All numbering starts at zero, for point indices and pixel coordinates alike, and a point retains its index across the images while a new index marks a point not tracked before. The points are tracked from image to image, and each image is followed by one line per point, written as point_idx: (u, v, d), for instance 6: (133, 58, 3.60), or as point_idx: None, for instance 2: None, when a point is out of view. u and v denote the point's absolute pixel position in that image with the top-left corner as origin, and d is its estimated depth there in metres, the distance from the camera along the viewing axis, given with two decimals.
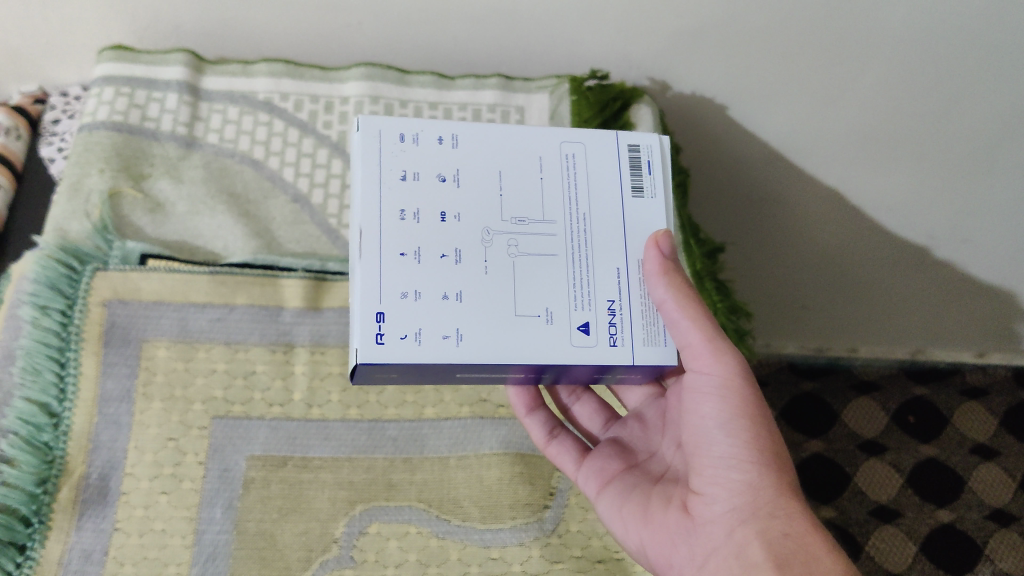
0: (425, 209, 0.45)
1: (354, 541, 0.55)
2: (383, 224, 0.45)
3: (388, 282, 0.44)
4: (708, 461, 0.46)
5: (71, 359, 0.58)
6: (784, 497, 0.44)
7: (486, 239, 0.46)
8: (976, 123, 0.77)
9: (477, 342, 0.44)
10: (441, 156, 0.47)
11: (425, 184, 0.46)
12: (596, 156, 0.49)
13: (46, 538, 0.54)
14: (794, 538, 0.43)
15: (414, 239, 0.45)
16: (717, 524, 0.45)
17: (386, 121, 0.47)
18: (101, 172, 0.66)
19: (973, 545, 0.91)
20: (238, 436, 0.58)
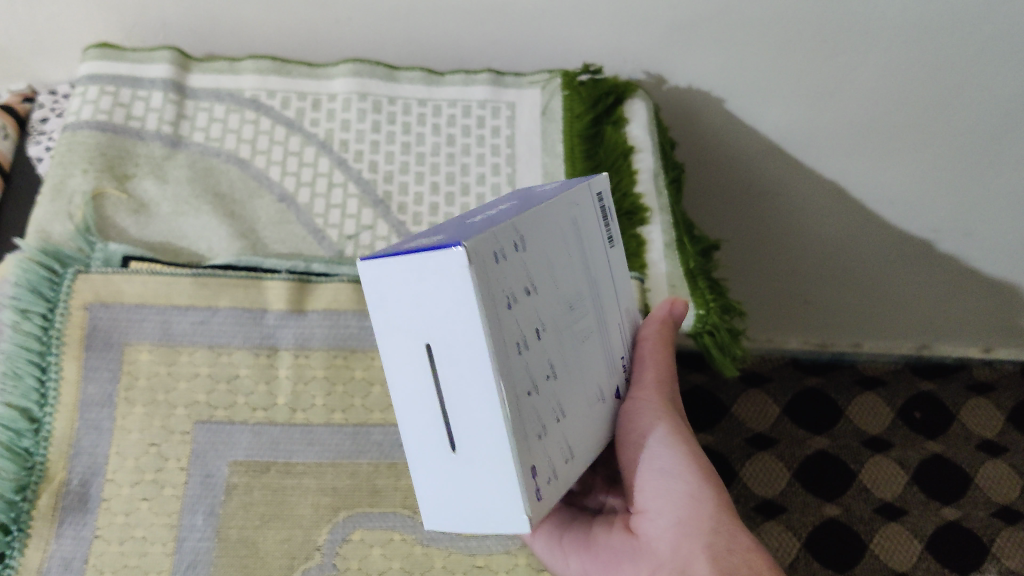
0: (528, 333, 0.37)
1: (337, 548, 0.55)
2: (511, 365, 0.35)
3: (529, 429, 0.36)
4: (648, 475, 0.45)
5: (52, 364, 0.58)
6: (725, 513, 0.44)
7: (559, 340, 0.40)
8: (979, 117, 0.75)
9: (580, 454, 0.41)
10: (519, 265, 0.37)
11: (520, 305, 0.36)
12: (587, 218, 0.42)
13: (25, 546, 0.54)
14: (738, 554, 0.42)
15: (529, 370, 0.37)
16: (662, 539, 0.44)
17: (480, 243, 0.34)
18: (84, 173, 0.65)
19: (979, 544, 0.87)
20: (221, 441, 0.57)
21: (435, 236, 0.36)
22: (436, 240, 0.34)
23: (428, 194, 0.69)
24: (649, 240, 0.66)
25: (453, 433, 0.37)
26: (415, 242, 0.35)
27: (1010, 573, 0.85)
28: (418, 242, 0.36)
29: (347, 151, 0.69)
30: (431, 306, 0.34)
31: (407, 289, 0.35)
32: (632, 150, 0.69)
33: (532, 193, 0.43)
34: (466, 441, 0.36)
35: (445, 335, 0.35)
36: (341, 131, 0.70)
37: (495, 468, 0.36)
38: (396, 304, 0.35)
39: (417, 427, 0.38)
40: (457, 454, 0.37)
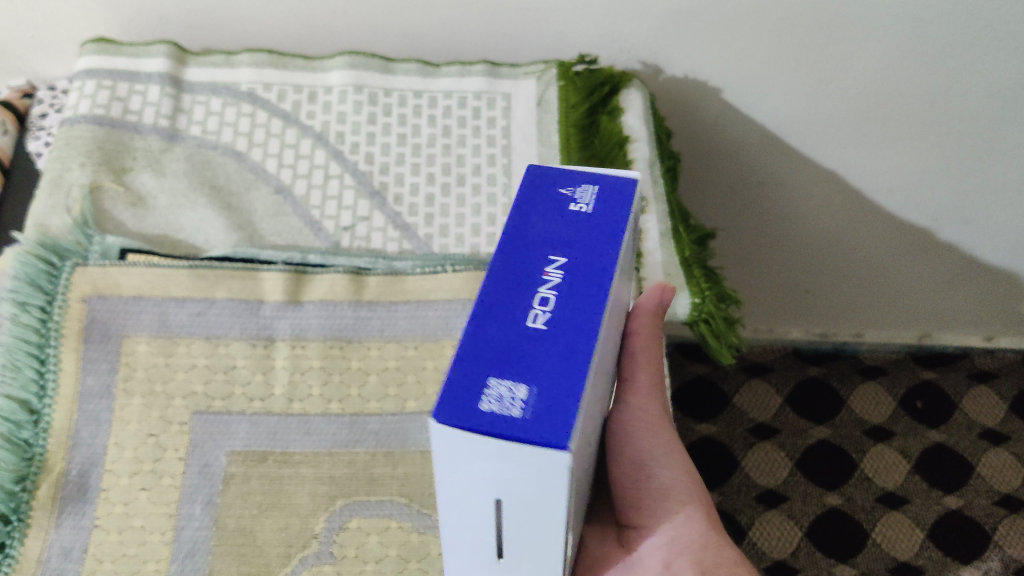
0: (582, 446, 0.34)
1: (334, 536, 0.54)
2: (572, 492, 0.33)
3: (568, 531, 0.36)
4: (645, 493, 0.47)
5: (51, 355, 0.58)
6: (713, 530, 0.47)
7: (592, 418, 0.37)
8: (978, 104, 0.75)
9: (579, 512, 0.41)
10: (587, 386, 0.32)
11: (584, 428, 0.33)
12: (623, 264, 0.38)
13: (25, 536, 0.54)
14: (724, 567, 0.45)
15: (577, 478, 0.35)
16: (653, 556, 0.46)
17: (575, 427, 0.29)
18: (82, 167, 0.65)
19: (982, 532, 0.87)
20: (219, 431, 0.57)
21: (507, 373, 0.30)
22: (525, 412, 0.29)
23: (424, 185, 0.69)
24: (645, 228, 0.66)
25: (505, 547, 0.35)
26: (484, 391, 0.29)
27: (1015, 560, 0.84)
28: (480, 370, 0.30)
29: (343, 143, 0.70)
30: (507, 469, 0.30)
31: (488, 459, 0.29)
32: (627, 139, 0.69)
33: (567, 212, 0.36)
34: (517, 551, 0.35)
35: (519, 494, 0.31)
36: (337, 123, 0.70)
37: (538, 565, 0.35)
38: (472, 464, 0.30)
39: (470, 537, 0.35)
40: (503, 561, 0.36)
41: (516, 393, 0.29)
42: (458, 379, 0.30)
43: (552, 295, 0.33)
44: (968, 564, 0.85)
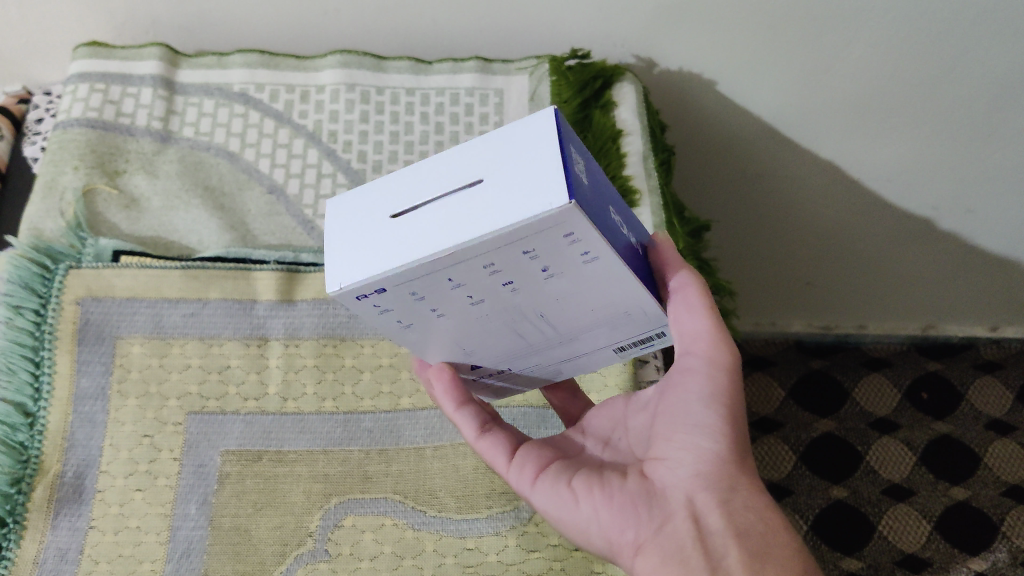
0: (497, 276, 0.35)
1: (329, 534, 0.54)
2: (466, 264, 0.33)
3: (444, 272, 0.34)
4: (683, 427, 0.41)
5: (46, 358, 0.59)
6: (743, 473, 0.40)
7: (478, 301, 0.37)
8: (976, 91, 0.74)
9: (443, 304, 0.37)
10: (566, 259, 0.34)
11: (504, 271, 0.35)
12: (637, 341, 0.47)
13: (21, 538, 0.54)
14: (754, 513, 0.39)
15: (472, 279, 0.35)
16: (678, 488, 0.40)
17: (589, 241, 0.33)
18: (75, 170, 0.66)
19: (988, 522, 0.88)
20: (214, 431, 0.57)
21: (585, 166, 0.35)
22: (581, 173, 0.33)
23: None
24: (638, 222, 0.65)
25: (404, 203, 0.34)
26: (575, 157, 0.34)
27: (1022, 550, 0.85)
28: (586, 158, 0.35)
29: (336, 142, 0.70)
30: (529, 164, 0.31)
31: (511, 141, 0.32)
32: (621, 133, 0.69)
33: None
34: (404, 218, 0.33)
35: (488, 168, 0.32)
36: (330, 122, 0.70)
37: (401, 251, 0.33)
38: (497, 138, 0.33)
39: (429, 178, 0.33)
40: (395, 220, 0.34)
41: (576, 164, 0.33)
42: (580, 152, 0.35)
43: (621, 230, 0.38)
44: (976, 555, 0.86)
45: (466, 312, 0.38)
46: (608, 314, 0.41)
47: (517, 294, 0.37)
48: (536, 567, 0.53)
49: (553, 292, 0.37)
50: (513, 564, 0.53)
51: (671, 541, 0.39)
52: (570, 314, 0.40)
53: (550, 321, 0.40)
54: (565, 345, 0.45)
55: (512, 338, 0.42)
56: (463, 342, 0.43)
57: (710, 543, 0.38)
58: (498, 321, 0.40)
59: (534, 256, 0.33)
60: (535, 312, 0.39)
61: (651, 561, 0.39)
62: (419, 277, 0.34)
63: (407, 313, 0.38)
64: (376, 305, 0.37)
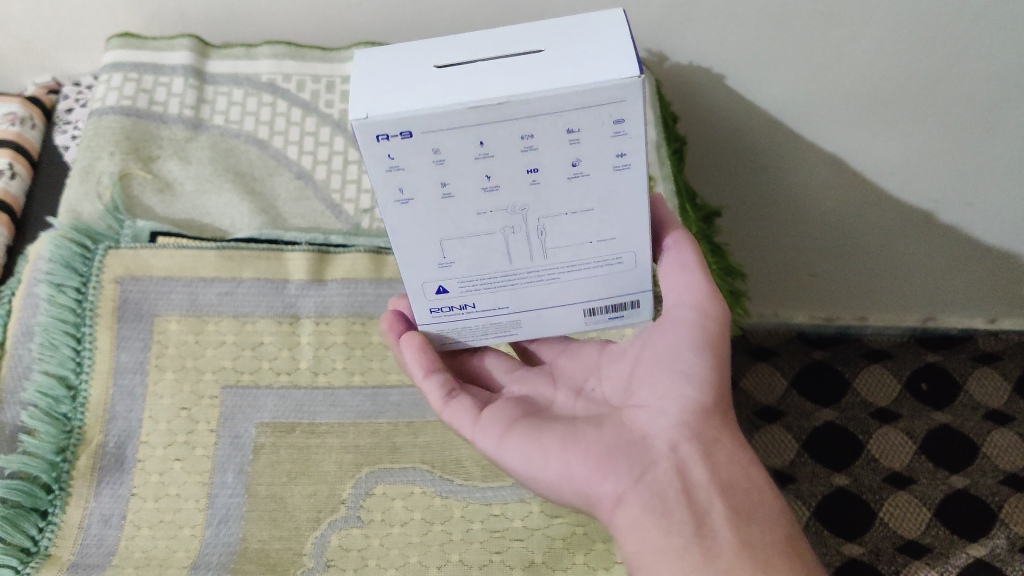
0: (527, 158, 0.41)
1: (360, 501, 0.57)
2: (513, 124, 0.39)
3: (488, 128, 0.39)
4: (668, 376, 0.47)
5: (87, 334, 0.61)
6: (723, 427, 0.46)
7: (488, 190, 0.42)
8: (977, 85, 0.77)
9: (458, 185, 0.42)
10: (598, 158, 0.41)
11: (534, 152, 0.41)
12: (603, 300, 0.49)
13: (66, 505, 0.56)
14: (735, 465, 0.45)
15: (500, 155, 0.40)
16: (664, 439, 0.46)
17: (627, 140, 0.41)
18: (111, 156, 0.68)
19: (986, 508, 0.84)
20: (248, 404, 0.60)
21: None
22: None
23: None
24: None
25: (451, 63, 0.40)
26: None
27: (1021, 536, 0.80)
28: None
29: None
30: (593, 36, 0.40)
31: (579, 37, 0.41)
32: None
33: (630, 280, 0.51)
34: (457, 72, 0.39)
35: (555, 49, 0.40)
36: None
37: (456, 88, 0.39)
38: (562, 34, 0.41)
39: (489, 50, 0.40)
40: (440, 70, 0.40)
41: None
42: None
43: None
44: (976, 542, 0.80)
45: (470, 208, 0.43)
46: (605, 256, 0.46)
47: (528, 191, 0.42)
48: (560, 531, 0.55)
49: (564, 196, 0.43)
50: (537, 529, 0.55)
51: (656, 489, 0.44)
52: (570, 239, 0.45)
53: (546, 228, 0.44)
54: (545, 279, 0.47)
55: (496, 247, 0.45)
56: (449, 267, 0.46)
57: (694, 492, 0.44)
58: (491, 227, 0.44)
59: (575, 137, 0.40)
60: (538, 226, 0.44)
61: (632, 509, 0.44)
62: (461, 126, 0.39)
63: (413, 186, 0.42)
64: (389, 160, 0.40)
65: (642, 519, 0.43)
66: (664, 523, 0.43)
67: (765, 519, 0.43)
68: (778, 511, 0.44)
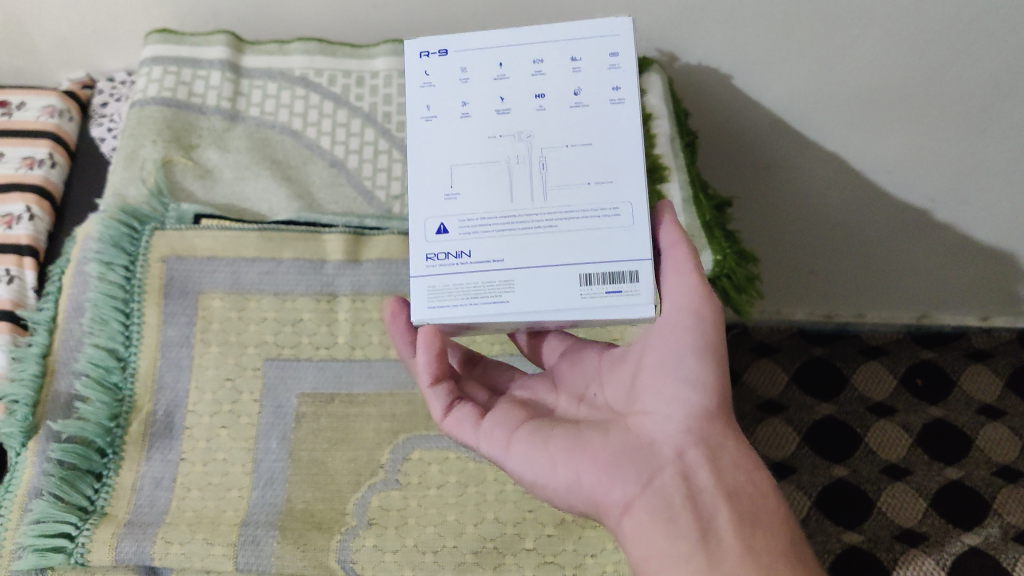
0: (537, 84, 0.49)
1: (398, 466, 0.60)
2: (525, 50, 0.49)
3: (508, 56, 0.49)
4: (671, 380, 0.47)
5: (135, 309, 0.64)
6: (729, 430, 0.46)
7: (501, 113, 0.49)
8: (970, 89, 0.81)
9: (476, 111, 0.49)
10: (599, 95, 0.49)
11: (543, 77, 0.49)
12: (602, 257, 0.47)
13: (120, 468, 0.60)
14: (741, 470, 0.45)
15: (511, 79, 0.49)
16: (668, 443, 0.46)
17: (626, 77, 0.49)
18: (153, 143, 0.71)
19: (981, 500, 0.81)
20: (290, 376, 0.63)
21: None
22: None
23: None
24: (668, 195, 0.71)
25: None
26: None
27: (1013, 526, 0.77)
28: None
29: (390, 122, 0.76)
30: None
31: None
32: (650, 117, 0.75)
33: None
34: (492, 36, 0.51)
35: None
36: (384, 104, 0.76)
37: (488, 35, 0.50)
38: None
39: None
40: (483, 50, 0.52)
41: None
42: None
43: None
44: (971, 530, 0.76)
45: (483, 132, 0.49)
46: (603, 202, 0.48)
47: (535, 117, 0.48)
48: None
49: (566, 129, 0.48)
50: None
51: (662, 496, 0.44)
52: (570, 177, 0.48)
53: (545, 158, 0.48)
54: (540, 219, 0.48)
55: (496, 171, 0.48)
56: (451, 200, 0.48)
57: (699, 498, 0.44)
58: (495, 154, 0.48)
59: (578, 64, 0.49)
60: (540, 157, 0.48)
61: (639, 517, 0.44)
62: (487, 48, 0.50)
63: (439, 104, 0.49)
64: (425, 75, 0.49)
65: (650, 527, 0.43)
66: (670, 530, 0.43)
67: (771, 527, 0.43)
68: (783, 518, 0.44)
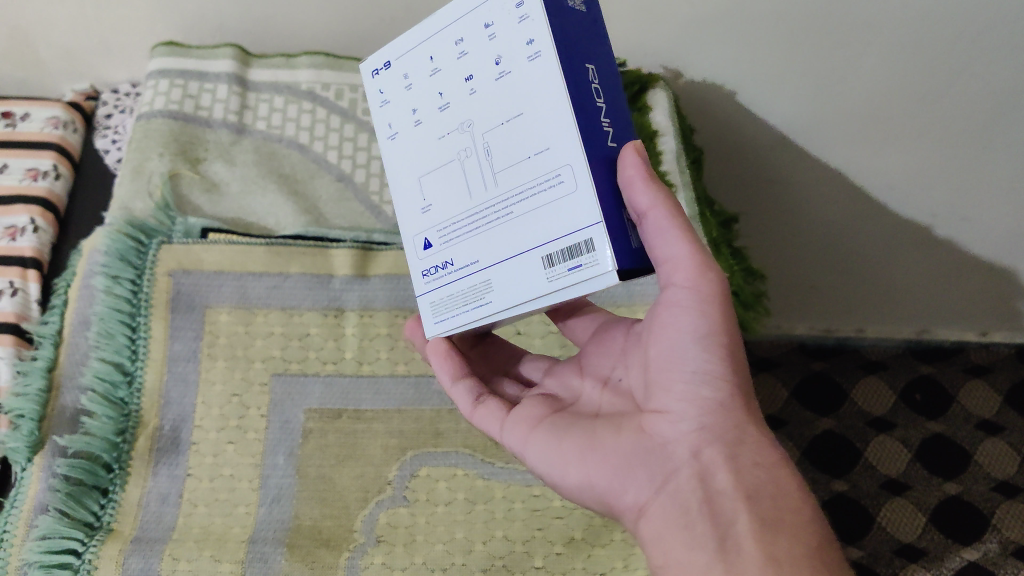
0: (463, 63, 0.44)
1: (406, 482, 0.60)
2: (444, 30, 0.45)
3: (433, 43, 0.45)
4: (678, 377, 0.43)
5: (142, 324, 0.64)
6: (750, 424, 0.43)
7: (444, 107, 0.45)
8: (974, 106, 0.81)
9: (424, 116, 0.46)
10: (517, 51, 0.42)
11: (467, 52, 0.44)
12: (558, 239, 0.42)
13: (126, 483, 0.60)
14: (763, 468, 0.42)
15: (441, 67, 0.45)
16: (682, 443, 0.43)
17: (533, 18, 0.41)
18: (160, 156, 0.71)
19: (979, 515, 0.81)
20: (296, 391, 0.63)
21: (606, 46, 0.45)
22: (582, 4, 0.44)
23: None
24: None
25: None
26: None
27: (1012, 542, 0.78)
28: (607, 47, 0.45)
29: None
30: None
31: None
32: (655, 134, 0.75)
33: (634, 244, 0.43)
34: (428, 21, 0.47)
35: None
36: None
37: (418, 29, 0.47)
38: None
39: None
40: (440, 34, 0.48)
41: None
42: (607, 65, 0.45)
43: (608, 122, 0.44)
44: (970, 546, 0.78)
45: (433, 133, 0.46)
46: (546, 174, 0.42)
47: (472, 100, 0.44)
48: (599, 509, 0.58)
49: (502, 102, 0.43)
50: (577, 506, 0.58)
51: (680, 498, 0.41)
52: (516, 154, 0.43)
53: (492, 139, 0.43)
54: (508, 204, 0.43)
55: (457, 164, 0.45)
56: (428, 211, 0.47)
57: (717, 501, 0.41)
58: (452, 148, 0.45)
59: (492, 28, 0.43)
60: (484, 144, 0.44)
61: (657, 520, 0.42)
62: (413, 48, 0.46)
63: (395, 120, 0.47)
64: (381, 95, 0.48)
65: (670, 534, 0.41)
66: (687, 538, 0.40)
67: (797, 529, 0.39)
68: (810, 513, 0.41)
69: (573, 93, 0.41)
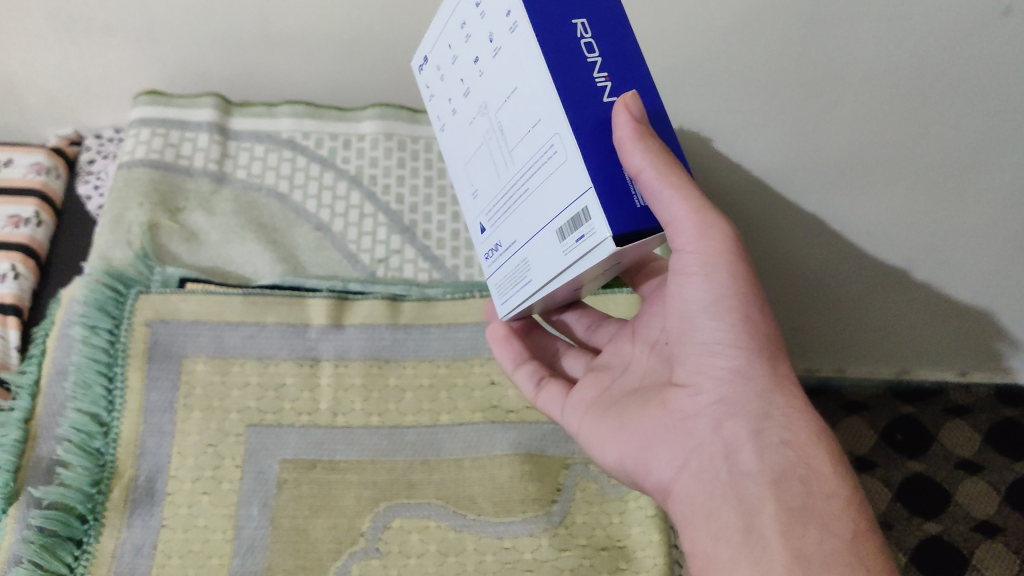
0: (471, 47, 0.45)
1: (378, 534, 0.60)
2: (453, 19, 0.46)
3: (450, 31, 0.47)
4: (695, 349, 0.46)
5: (119, 373, 0.64)
6: (776, 396, 0.44)
7: (468, 94, 0.46)
8: (947, 155, 0.78)
9: (456, 105, 0.48)
10: (501, 26, 0.42)
11: (471, 35, 0.45)
12: (562, 211, 0.41)
13: (100, 534, 0.59)
14: (788, 442, 0.42)
15: (458, 52, 0.46)
16: (704, 417, 0.45)
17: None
18: (140, 206, 0.72)
19: (957, 555, 0.85)
20: (271, 441, 0.63)
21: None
22: None
23: (450, 222, 0.77)
24: None
25: None
26: None
27: None
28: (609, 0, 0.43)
29: (376, 185, 0.78)
30: None
31: None
32: None
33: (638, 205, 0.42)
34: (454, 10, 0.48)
35: None
36: (369, 167, 0.78)
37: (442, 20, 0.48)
38: None
39: None
40: None
41: None
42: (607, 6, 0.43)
43: (607, 76, 0.42)
44: None
45: (466, 119, 0.47)
46: (542, 148, 0.42)
47: (484, 84, 0.45)
48: (568, 562, 0.60)
49: (502, 81, 0.43)
50: (547, 560, 0.60)
51: (703, 475, 0.44)
52: (519, 130, 0.43)
53: (503, 118, 0.44)
54: (525, 181, 0.44)
55: (487, 146, 0.46)
56: (478, 196, 0.49)
57: (740, 481, 0.42)
58: (480, 134, 0.46)
59: (483, 8, 0.43)
60: (499, 122, 0.44)
61: (685, 496, 0.45)
62: (438, 39, 0.48)
63: (442, 111, 0.50)
64: (427, 90, 0.51)
65: (696, 510, 0.43)
66: (710, 512, 0.42)
67: (824, 509, 0.40)
68: (838, 490, 0.40)
69: (548, 57, 0.40)
